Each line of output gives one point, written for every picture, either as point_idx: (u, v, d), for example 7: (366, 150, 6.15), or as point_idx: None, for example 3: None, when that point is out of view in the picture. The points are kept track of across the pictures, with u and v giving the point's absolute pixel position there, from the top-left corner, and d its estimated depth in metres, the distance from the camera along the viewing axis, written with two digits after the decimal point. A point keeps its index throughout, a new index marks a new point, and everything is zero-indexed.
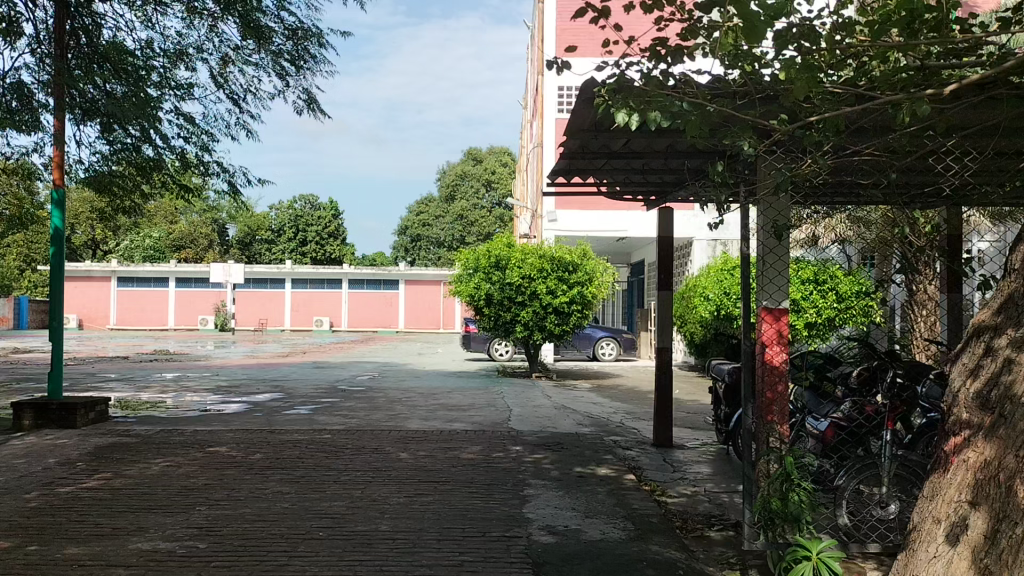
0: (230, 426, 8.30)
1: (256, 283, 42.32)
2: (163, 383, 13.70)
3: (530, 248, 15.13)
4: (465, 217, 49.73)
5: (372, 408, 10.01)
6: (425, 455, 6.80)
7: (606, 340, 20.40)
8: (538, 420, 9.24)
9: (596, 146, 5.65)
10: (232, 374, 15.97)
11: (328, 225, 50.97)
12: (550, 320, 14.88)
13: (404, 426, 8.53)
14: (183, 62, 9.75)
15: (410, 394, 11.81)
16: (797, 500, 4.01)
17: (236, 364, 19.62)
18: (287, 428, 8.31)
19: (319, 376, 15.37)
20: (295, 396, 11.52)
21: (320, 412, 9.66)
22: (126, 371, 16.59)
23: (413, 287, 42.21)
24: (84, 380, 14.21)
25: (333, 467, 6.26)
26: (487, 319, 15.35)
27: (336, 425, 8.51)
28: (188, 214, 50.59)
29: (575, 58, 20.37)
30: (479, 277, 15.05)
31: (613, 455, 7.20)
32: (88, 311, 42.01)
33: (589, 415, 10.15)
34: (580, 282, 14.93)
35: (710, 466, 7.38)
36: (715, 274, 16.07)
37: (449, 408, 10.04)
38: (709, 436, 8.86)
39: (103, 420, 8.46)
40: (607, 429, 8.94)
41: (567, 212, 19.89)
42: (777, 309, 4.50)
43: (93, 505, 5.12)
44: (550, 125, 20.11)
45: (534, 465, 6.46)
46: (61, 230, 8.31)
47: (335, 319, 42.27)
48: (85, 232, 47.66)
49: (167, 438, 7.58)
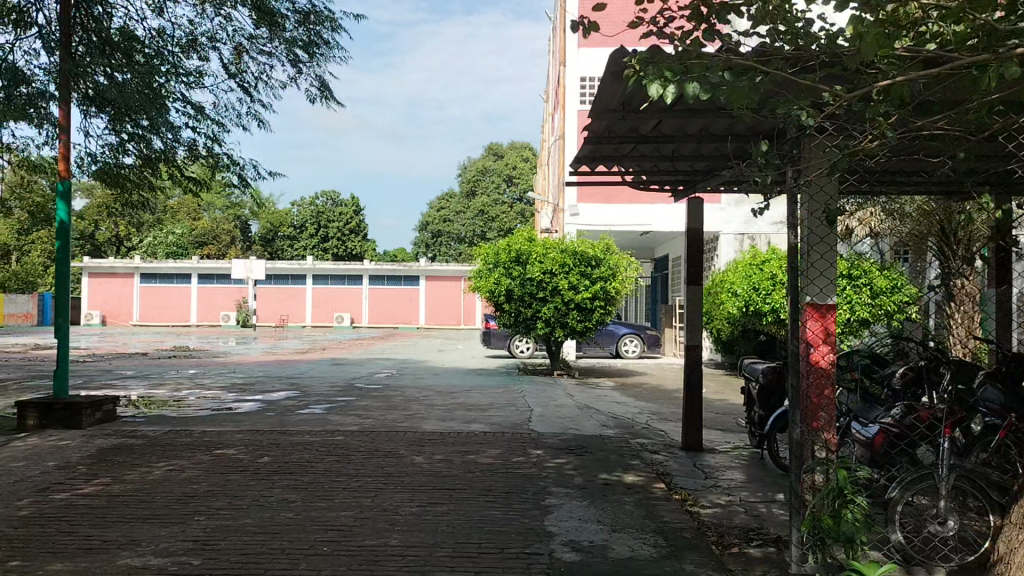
0: (240, 426, 7.98)
1: (277, 279, 42.27)
2: (178, 380, 13.47)
3: (552, 242, 14.74)
4: (486, 212, 49.42)
5: (388, 408, 9.67)
6: (441, 459, 6.44)
7: (630, 336, 19.98)
8: (560, 421, 8.85)
9: (623, 129, 5.26)
10: (249, 371, 15.73)
11: (349, 221, 50.86)
12: (572, 317, 14.48)
13: (421, 426, 8.18)
14: (195, 50, 9.39)
15: (429, 393, 11.47)
16: (852, 519, 3.59)
17: (254, 360, 19.39)
18: (299, 428, 7.99)
19: (337, 373, 15.06)
20: (311, 395, 11.21)
21: (335, 411, 9.35)
22: (143, 368, 16.40)
23: (434, 283, 41.95)
24: (99, 377, 14.01)
25: (343, 472, 5.92)
26: (508, 315, 15.01)
27: (350, 425, 8.17)
28: (211, 211, 50.70)
29: (597, 47, 19.93)
30: (499, 273, 14.70)
31: (640, 460, 6.80)
32: (112, 307, 42.15)
33: (614, 415, 9.75)
34: (603, 277, 14.50)
35: (743, 472, 6.96)
36: (742, 268, 15.64)
37: (468, 408, 9.68)
38: (741, 438, 8.43)
39: (110, 420, 8.19)
40: (633, 431, 8.53)
41: (590, 205, 19.47)
42: (824, 305, 4.04)
43: (87, 514, 4.80)
44: (571, 116, 19.69)
45: (557, 471, 6.07)
46: (66, 223, 8.03)
47: (356, 315, 42.11)
48: (109, 229, 47.90)
49: (175, 439, 7.28)
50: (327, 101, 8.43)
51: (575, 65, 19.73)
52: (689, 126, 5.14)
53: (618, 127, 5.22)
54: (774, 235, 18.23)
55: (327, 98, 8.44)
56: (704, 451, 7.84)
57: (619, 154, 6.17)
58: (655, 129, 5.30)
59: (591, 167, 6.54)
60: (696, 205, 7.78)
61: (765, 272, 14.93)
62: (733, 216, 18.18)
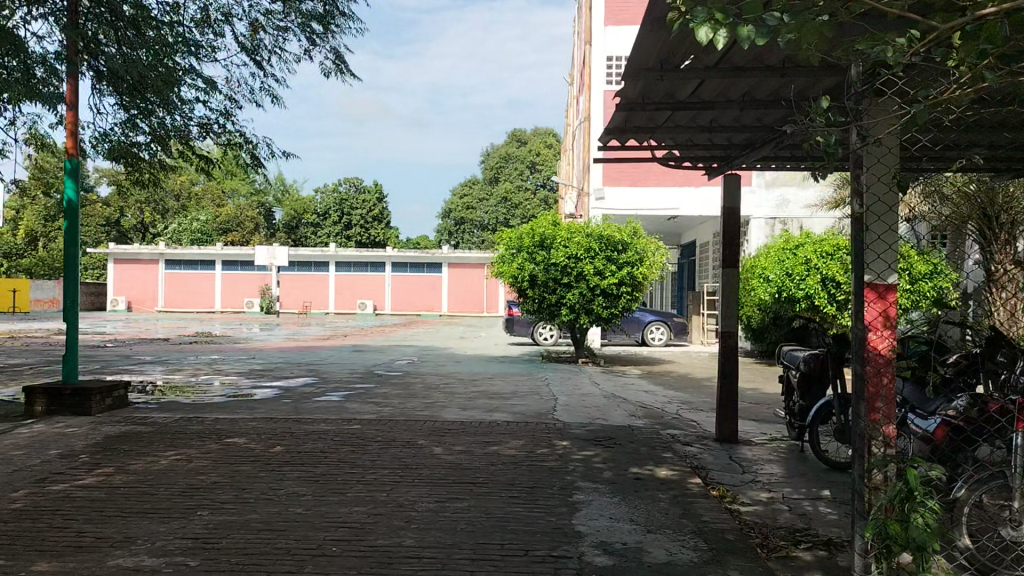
0: (253, 414, 7.67)
1: (301, 266, 42.21)
2: (196, 366, 13.24)
3: (577, 226, 14.32)
4: (509, 199, 48.99)
5: (407, 396, 9.32)
6: (461, 450, 6.07)
7: (656, 323, 19.53)
8: (586, 410, 8.45)
9: (660, 91, 4.82)
10: (268, 357, 15.47)
11: (373, 208, 50.64)
12: (598, 303, 14.06)
13: (441, 415, 7.83)
14: (211, 26, 9.02)
15: (451, 380, 11.13)
16: (922, 524, 3.16)
17: (274, 347, 19.15)
18: (314, 416, 7.66)
19: (357, 360, 14.76)
20: (329, 382, 10.91)
21: (352, 399, 9.03)
22: (162, 353, 16.19)
23: (456, 270, 41.62)
24: (116, 363, 13.81)
25: (358, 464, 5.56)
26: (531, 301, 14.63)
27: (368, 414, 7.84)
28: (235, 198, 50.71)
29: (625, 27, 19.39)
30: (522, 258, 14.31)
31: (673, 453, 6.38)
32: (137, 293, 42.28)
33: (643, 405, 9.34)
34: (630, 262, 14.05)
35: (782, 466, 6.53)
36: (774, 253, 15.26)
37: (491, 396, 9.31)
38: (778, 429, 7.98)
39: (121, 407, 7.93)
40: (663, 421, 8.13)
41: (616, 189, 18.99)
42: (883, 285, 3.49)
43: (83, 507, 4.49)
44: (597, 98, 19.23)
45: (585, 464, 5.68)
46: (74, 202, 7.77)
47: (379, 302, 41.95)
48: (134, 215, 48.04)
49: (185, 427, 6.98)
50: (344, 75, 8.06)
51: (602, 45, 19.26)
52: (732, 88, 4.70)
53: (655, 90, 4.79)
54: (807, 220, 17.67)
55: (343, 71, 8.07)
56: (739, 442, 7.42)
57: (654, 123, 5.76)
58: (694, 92, 4.87)
59: (622, 139, 6.13)
60: (733, 182, 7.35)
61: (798, 257, 14.45)
62: (764, 201, 17.62)
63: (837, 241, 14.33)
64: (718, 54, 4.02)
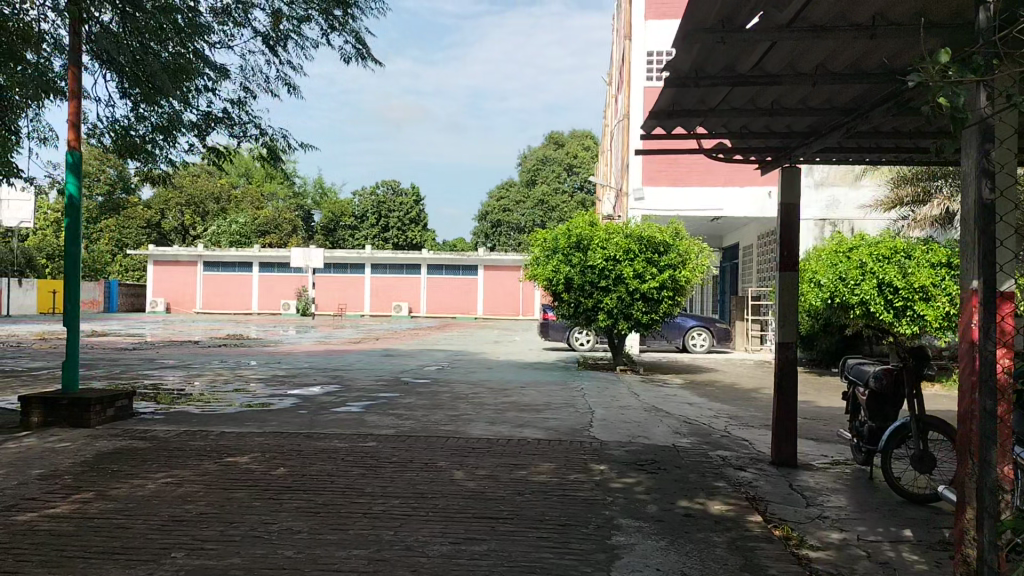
0: (263, 427, 7.08)
1: (337, 268, 41.98)
2: (218, 371, 12.75)
3: (615, 226, 13.59)
4: (547, 202, 48.23)
5: (433, 407, 8.68)
6: (485, 475, 5.38)
7: (698, 329, 18.66)
8: (625, 426, 7.72)
9: (718, 61, 4.08)
10: (295, 361, 14.98)
11: (410, 211, 50.33)
12: (637, 308, 13.28)
13: (466, 431, 7.16)
14: (232, 19, 8.42)
15: (480, 389, 10.45)
16: None
17: (303, 350, 18.70)
18: (329, 430, 7.04)
19: (386, 365, 14.18)
20: (352, 390, 10.32)
21: (373, 410, 8.41)
22: (186, 357, 15.76)
23: (492, 273, 41.05)
24: (138, 367, 13.41)
25: (367, 492, 4.89)
26: (566, 306, 13.91)
27: (386, 428, 7.19)
28: (272, 202, 50.79)
29: (668, 21, 18.59)
30: (557, 260, 13.62)
31: (725, 481, 5.62)
32: (175, 295, 42.45)
33: (687, 419, 8.56)
34: (672, 265, 13.25)
35: (851, 497, 5.72)
36: (826, 255, 14.39)
37: (521, 409, 8.62)
38: (840, 451, 7.17)
39: (123, 418, 7.40)
40: (711, 440, 7.34)
41: (656, 189, 18.22)
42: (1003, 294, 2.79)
43: (43, 545, 3.89)
44: (638, 95, 18.48)
45: (625, 495, 4.94)
46: (75, 198, 7.24)
47: (414, 305, 41.56)
48: (174, 218, 48.36)
49: (186, 443, 6.41)
50: (364, 60, 7.45)
51: (643, 40, 18.45)
52: (804, 53, 3.96)
53: (714, 58, 4.05)
54: (859, 221, 16.63)
55: (364, 56, 7.45)
56: (799, 466, 6.62)
57: (708, 105, 5.03)
58: (757, 63, 4.13)
59: (666, 124, 5.44)
60: (791, 174, 6.59)
61: (852, 260, 13.55)
62: (812, 201, 16.71)
63: (895, 243, 13.37)
64: (796, 5, 3.28)
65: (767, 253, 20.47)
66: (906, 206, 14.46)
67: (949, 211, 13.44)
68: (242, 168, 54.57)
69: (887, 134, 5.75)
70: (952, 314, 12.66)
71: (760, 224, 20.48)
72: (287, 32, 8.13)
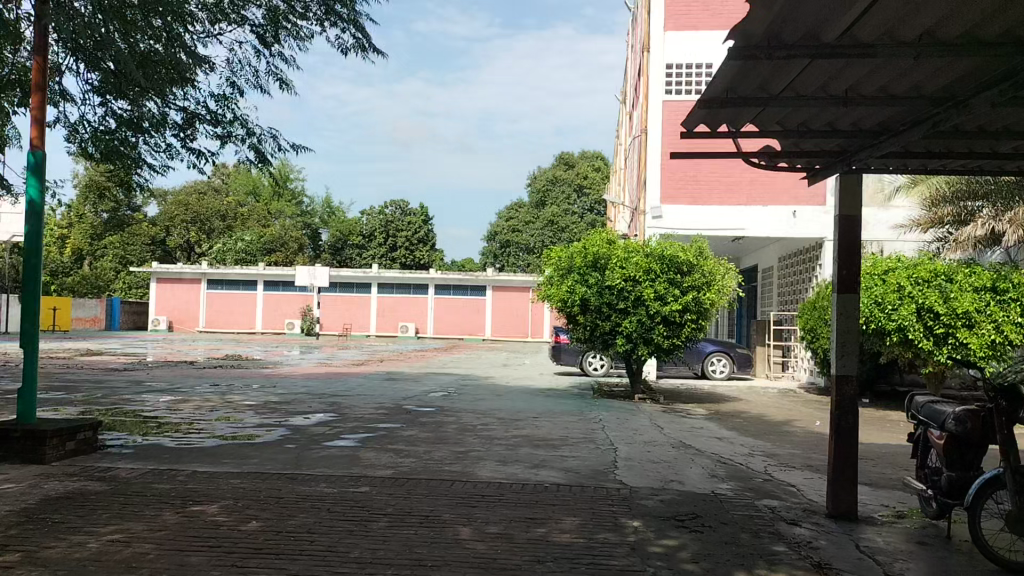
0: (242, 467, 6.20)
1: (343, 287, 41.16)
2: (208, 396, 11.87)
3: (634, 245, 12.75)
4: (556, 223, 47.46)
5: (437, 442, 7.78)
6: (496, 535, 4.46)
7: (718, 355, 17.74)
8: (655, 467, 6.81)
9: (803, 19, 3.32)
10: (294, 385, 14.10)
11: (418, 231, 49.64)
12: (658, 332, 12.38)
13: (475, 472, 6.26)
14: (225, 15, 7.74)
15: (490, 420, 9.55)
16: None
17: (303, 373, 17.81)
18: (317, 470, 6.16)
19: (389, 390, 13.29)
20: (350, 419, 9.44)
21: (370, 444, 7.54)
22: (178, 379, 14.89)
23: (500, 294, 40.23)
24: (123, 390, 12.56)
25: (353, 558, 3.99)
26: (582, 328, 13.02)
27: (382, 469, 6.28)
28: (279, 221, 50.21)
29: (688, 32, 17.74)
30: (573, 280, 12.74)
31: (784, 542, 4.69)
32: (179, 313, 41.72)
33: (722, 459, 7.63)
34: (695, 286, 12.40)
35: (930, 562, 4.76)
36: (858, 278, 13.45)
37: (536, 445, 7.71)
38: (905, 502, 6.21)
39: (86, 454, 6.55)
40: (754, 486, 6.40)
41: (674, 208, 17.41)
42: None
43: None
44: (656, 109, 17.68)
45: (670, 565, 4.02)
46: (37, 203, 6.46)
47: (421, 326, 40.67)
48: (180, 235, 47.76)
49: (150, 487, 5.53)
50: (365, 51, 6.66)
51: (661, 52, 17.63)
52: (913, 11, 3.21)
53: (798, 14, 3.28)
54: (892, 242, 15.72)
55: (365, 47, 6.65)
56: (859, 519, 5.68)
57: (770, 93, 4.26)
58: (848, 29, 3.38)
59: (714, 118, 4.66)
60: (850, 182, 5.75)
61: (889, 283, 12.61)
62: None
63: (934, 265, 12.45)
64: None
65: (790, 275, 19.53)
66: (946, 225, 13.50)
67: (992, 230, 12.43)
68: (250, 186, 54.08)
69: (971, 133, 4.93)
70: (998, 342, 11.78)
71: (783, 245, 19.54)
72: (280, 25, 7.38)
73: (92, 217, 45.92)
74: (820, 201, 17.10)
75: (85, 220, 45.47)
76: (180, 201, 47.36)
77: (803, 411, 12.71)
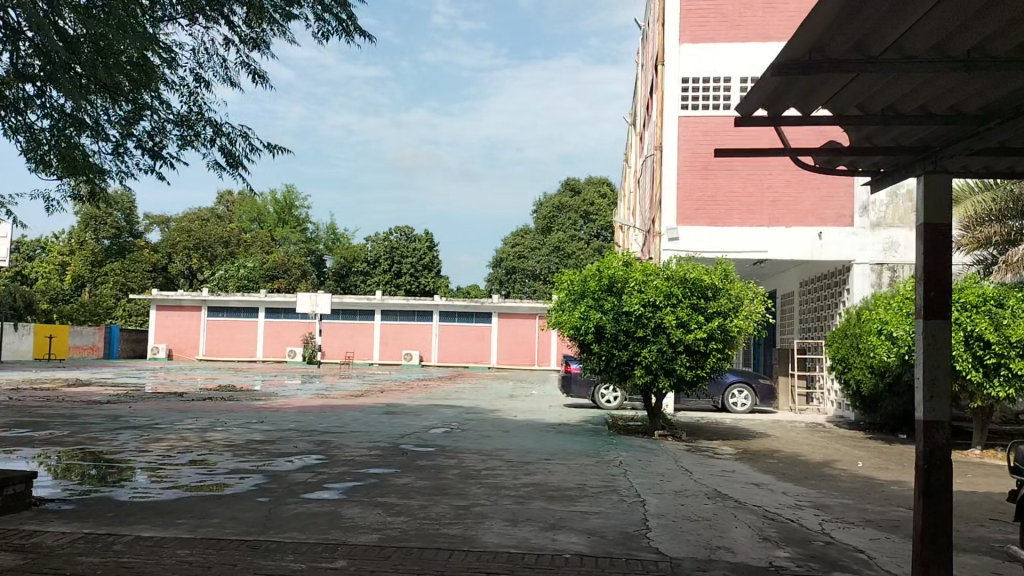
0: (195, 532, 5.12)
1: (345, 314, 40.13)
2: (185, 434, 10.78)
3: (653, 266, 11.71)
4: (562, 249, 46.56)
5: (434, 493, 6.66)
6: None
7: (738, 386, 16.62)
8: (694, 528, 5.70)
9: None
10: (283, 420, 13.01)
11: (423, 257, 48.78)
12: (680, 363, 11.30)
13: (479, 537, 5.17)
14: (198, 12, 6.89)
15: (497, 463, 8.48)
16: None
17: (296, 406, 16.71)
18: (288, 535, 5.07)
19: (387, 426, 12.21)
20: (338, 462, 8.37)
21: (357, 496, 6.45)
22: (159, 414, 13.79)
23: (506, 320, 39.24)
24: (95, 428, 11.47)
25: None
26: (596, 358, 11.94)
27: (366, 532, 5.17)
28: (283, 249, 49.40)
29: (704, 44, 16.78)
30: (586, 305, 11.67)
31: None
32: (178, 342, 40.71)
33: (769, 515, 6.49)
34: (720, 312, 11.32)
35: None
36: (896, 303, 12.39)
37: (549, 497, 6.60)
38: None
39: (12, 513, 5.49)
40: (816, 553, 5.29)
41: (692, 230, 16.37)
42: None
43: None
44: (671, 125, 16.71)
45: None
46: None
47: (425, 353, 39.58)
48: (182, 262, 47.00)
49: (73, 561, 4.44)
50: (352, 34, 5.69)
51: (677, 65, 16.70)
52: None
53: None
54: None
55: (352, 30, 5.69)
56: None
57: (870, 55, 3.24)
58: None
59: (787, 90, 3.66)
60: (939, 184, 4.67)
61: None
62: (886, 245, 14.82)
63: (981, 288, 11.30)
64: None
65: (813, 301, 18.45)
66: (990, 246, 12.36)
67: None
68: (253, 212, 53.53)
69: None
70: None
71: (806, 268, 18.51)
72: (265, 21, 6.55)
73: (93, 243, 45.18)
74: (846, 220, 16.07)
75: (85, 246, 44.73)
76: (183, 228, 46.66)
77: (840, 450, 11.58)
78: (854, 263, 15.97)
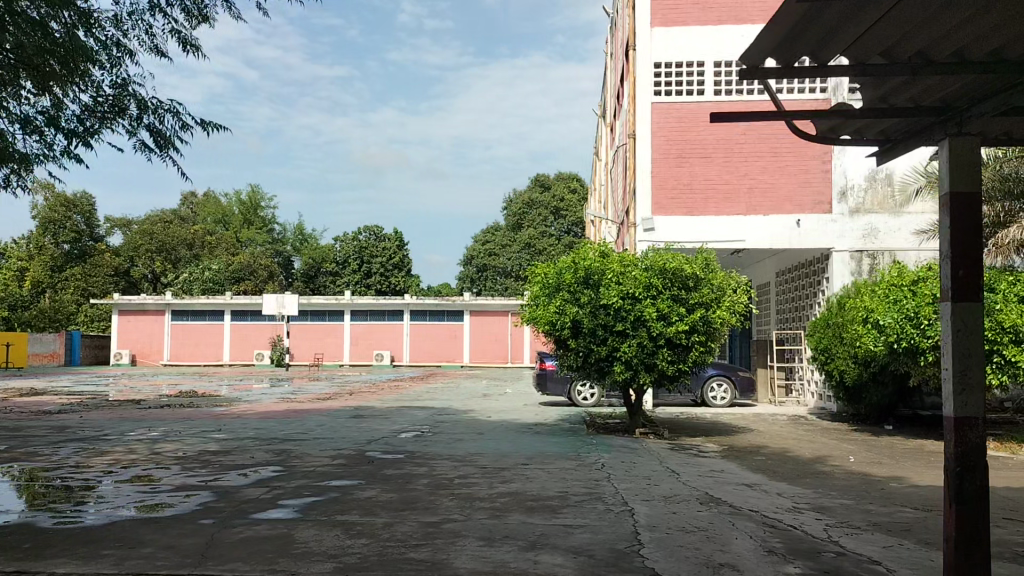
0: (120, 566, 4.42)
1: (314, 316, 39.13)
2: (133, 446, 9.98)
3: (631, 256, 11.10)
4: (533, 245, 46.07)
5: (401, 508, 5.99)
6: None
7: (717, 379, 16.16)
8: (691, 542, 5.08)
9: None
10: (243, 427, 12.24)
11: (393, 256, 47.83)
12: (662, 357, 10.74)
13: (450, 562, 4.52)
14: None
15: (471, 470, 7.83)
16: None
17: (260, 411, 15.90)
18: (227, 567, 4.38)
19: (354, 431, 11.50)
20: (297, 474, 7.66)
21: (313, 515, 5.75)
22: (110, 424, 12.92)
23: (478, 318, 38.57)
24: (36, 441, 10.62)
25: None
26: (573, 354, 11.34)
27: (320, 560, 4.50)
28: (248, 251, 48.21)
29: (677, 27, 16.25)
30: (562, 299, 11.03)
31: None
32: (141, 347, 39.47)
33: (768, 521, 5.92)
34: (703, 303, 10.79)
35: None
36: (883, 290, 11.91)
37: (528, 509, 5.96)
38: None
39: None
40: (829, 567, 4.69)
41: (668, 219, 15.86)
42: None
43: None
44: (644, 110, 16.15)
45: None
46: None
47: (397, 354, 38.79)
48: (144, 265, 45.60)
49: None
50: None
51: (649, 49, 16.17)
52: None
53: None
54: None
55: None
56: None
57: None
58: None
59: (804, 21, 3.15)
60: (965, 148, 4.10)
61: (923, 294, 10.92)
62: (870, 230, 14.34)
63: None
64: None
65: (791, 290, 18.07)
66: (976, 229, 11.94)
67: None
68: (218, 214, 52.23)
69: None
70: None
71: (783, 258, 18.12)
72: None
73: (51, 247, 43.62)
74: (825, 207, 15.62)
75: (43, 251, 43.19)
76: (145, 230, 45.74)
77: (828, 444, 11.09)
78: (834, 250, 15.54)
